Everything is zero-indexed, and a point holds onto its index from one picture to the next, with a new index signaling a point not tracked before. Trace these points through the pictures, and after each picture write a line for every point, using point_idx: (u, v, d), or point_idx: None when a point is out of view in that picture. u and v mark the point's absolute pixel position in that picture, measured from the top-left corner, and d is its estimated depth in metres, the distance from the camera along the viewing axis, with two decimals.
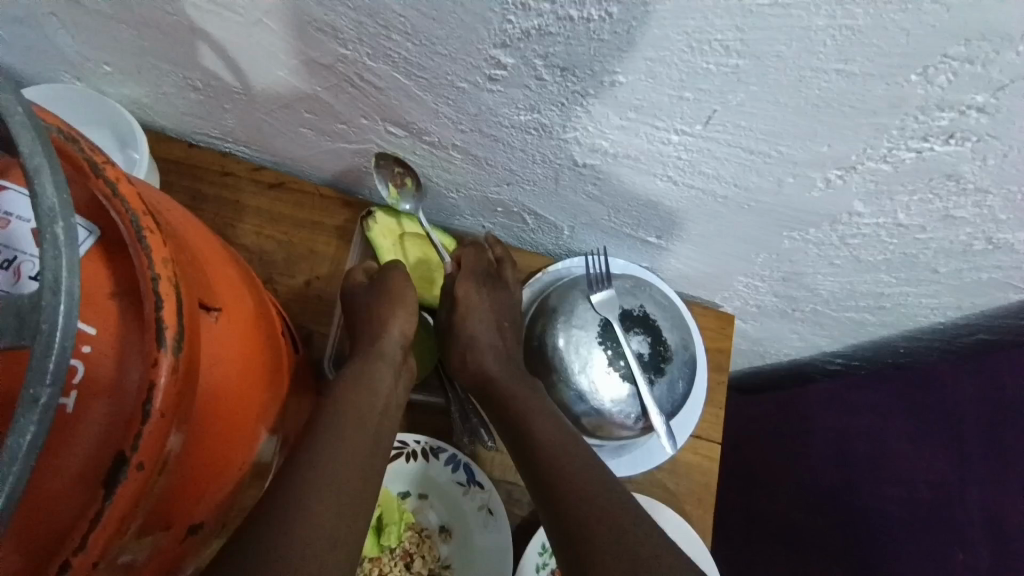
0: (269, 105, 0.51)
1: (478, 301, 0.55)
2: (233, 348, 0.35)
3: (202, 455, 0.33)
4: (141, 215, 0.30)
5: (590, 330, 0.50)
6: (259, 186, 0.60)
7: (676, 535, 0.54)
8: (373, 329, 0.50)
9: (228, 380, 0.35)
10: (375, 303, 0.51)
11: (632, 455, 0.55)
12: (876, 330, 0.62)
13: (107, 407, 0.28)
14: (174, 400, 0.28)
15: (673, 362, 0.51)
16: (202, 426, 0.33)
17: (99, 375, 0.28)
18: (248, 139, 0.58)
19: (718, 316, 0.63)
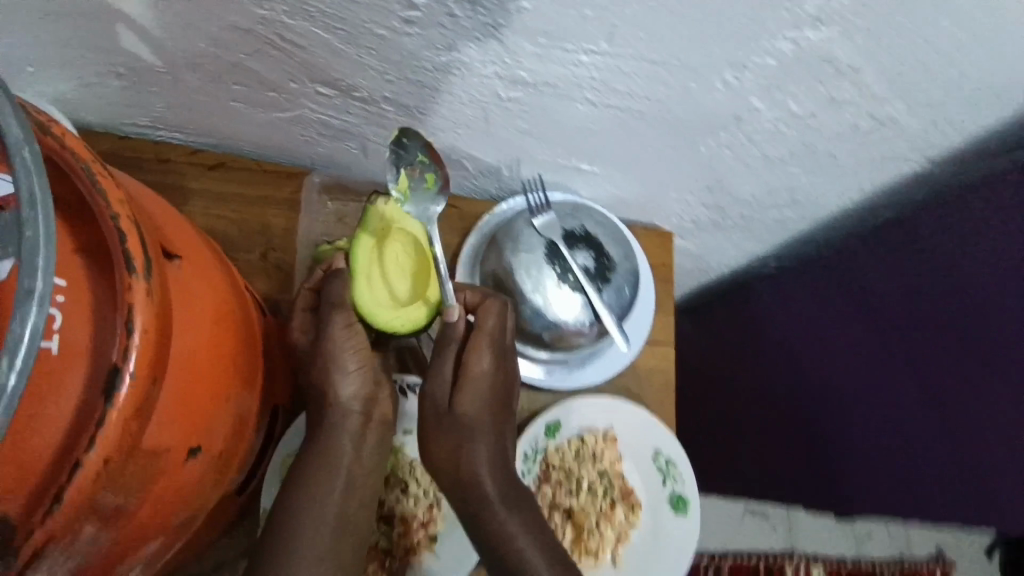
0: (198, 82, 0.52)
1: (473, 380, 0.50)
2: (203, 295, 0.36)
3: (188, 391, 0.34)
4: (90, 164, 0.30)
5: (537, 252, 0.52)
6: (199, 170, 0.61)
7: (641, 429, 0.58)
8: (337, 386, 0.50)
9: (204, 322, 0.36)
10: (333, 367, 0.49)
11: (595, 365, 0.59)
12: (799, 225, 0.67)
13: (90, 341, 0.28)
14: (153, 321, 0.29)
15: (618, 270, 0.54)
16: (186, 363, 0.34)
17: (76, 316, 0.28)
18: (182, 123, 0.58)
19: (659, 234, 0.69)
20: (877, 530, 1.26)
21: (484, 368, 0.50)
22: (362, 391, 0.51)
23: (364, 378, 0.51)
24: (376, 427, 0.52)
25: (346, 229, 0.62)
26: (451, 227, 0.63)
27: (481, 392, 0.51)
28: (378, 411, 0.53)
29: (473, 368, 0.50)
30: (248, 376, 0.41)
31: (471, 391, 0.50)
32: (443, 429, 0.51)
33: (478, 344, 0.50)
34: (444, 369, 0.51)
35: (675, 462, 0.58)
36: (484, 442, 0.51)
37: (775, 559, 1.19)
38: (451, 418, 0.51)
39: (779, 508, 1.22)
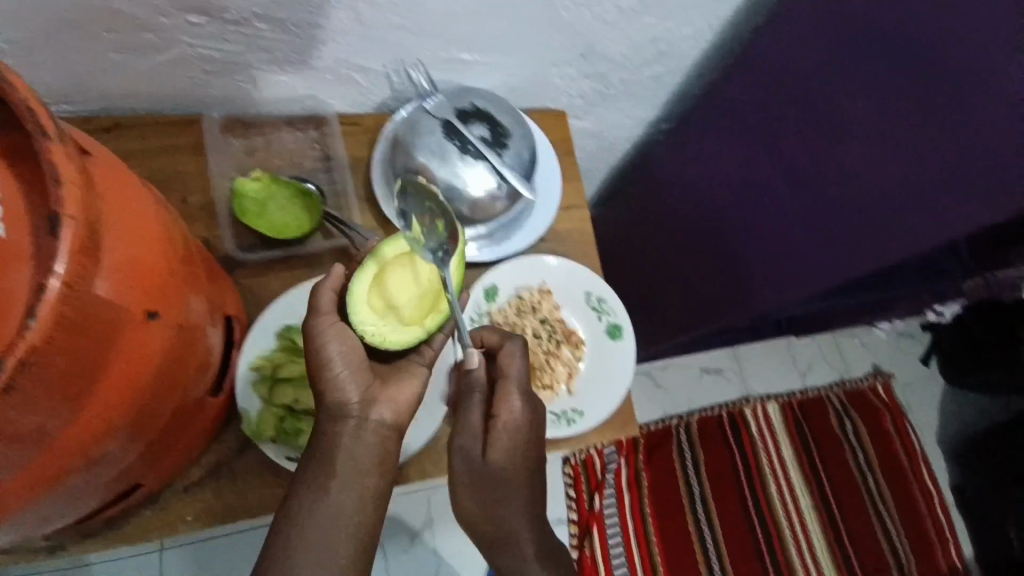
0: (58, 45, 0.49)
1: (501, 429, 0.53)
2: (136, 189, 0.38)
3: (143, 267, 0.35)
4: None
5: (435, 132, 0.58)
6: (95, 133, 0.59)
7: (569, 272, 0.67)
8: (335, 391, 0.47)
9: (145, 212, 0.38)
10: (322, 366, 0.46)
11: (519, 232, 0.66)
12: (672, 79, 0.75)
13: (27, 216, 0.31)
14: (77, 184, 0.31)
15: (513, 135, 0.60)
16: (136, 240, 0.35)
17: (10, 194, 0.31)
18: (49, 94, 0.54)
19: (555, 114, 0.74)
20: (816, 362, 1.41)
21: (515, 418, 0.53)
22: (361, 394, 0.48)
23: (355, 376, 0.47)
24: (376, 427, 0.48)
25: (258, 162, 0.64)
26: (359, 142, 0.66)
27: (510, 431, 0.53)
28: (379, 414, 0.48)
29: (505, 416, 0.53)
30: (195, 314, 0.41)
31: (500, 435, 0.53)
32: (473, 464, 0.54)
33: (507, 379, 0.53)
34: (473, 410, 0.54)
35: (605, 299, 0.67)
36: (508, 460, 0.53)
37: (735, 405, 1.32)
38: (484, 464, 0.53)
39: (726, 361, 1.36)
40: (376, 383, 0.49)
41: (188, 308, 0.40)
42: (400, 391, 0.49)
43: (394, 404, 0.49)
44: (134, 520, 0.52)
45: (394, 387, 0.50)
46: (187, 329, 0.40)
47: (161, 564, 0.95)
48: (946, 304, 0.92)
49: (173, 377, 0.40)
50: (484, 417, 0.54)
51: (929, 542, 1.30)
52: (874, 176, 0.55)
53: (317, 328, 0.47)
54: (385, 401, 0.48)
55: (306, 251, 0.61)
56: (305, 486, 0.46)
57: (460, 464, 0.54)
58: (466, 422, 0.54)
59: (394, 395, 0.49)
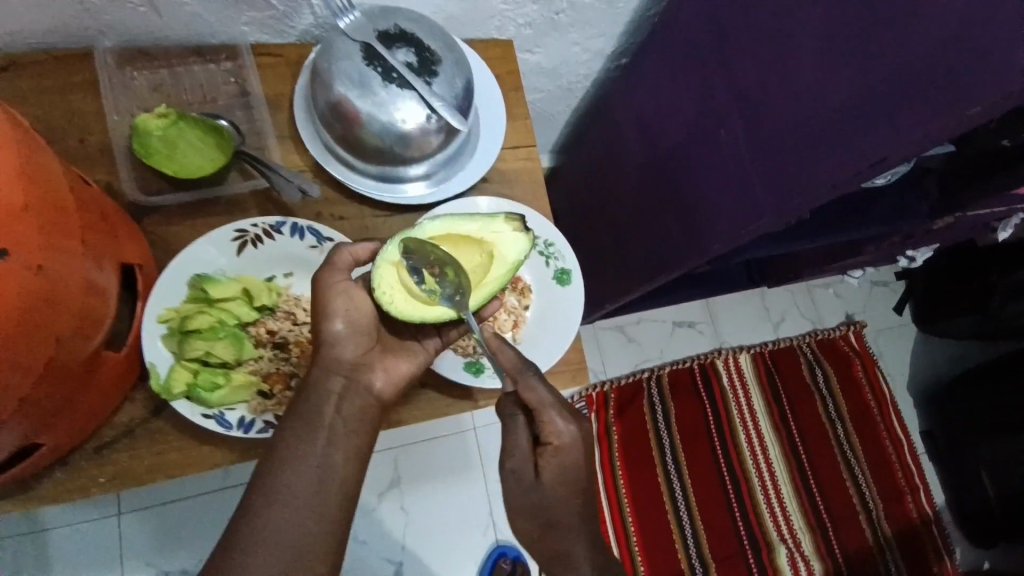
0: None
1: (553, 451, 0.53)
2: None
3: None
4: None
5: (353, 57, 0.52)
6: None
7: (512, 213, 0.62)
8: (333, 349, 0.50)
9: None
10: (327, 323, 0.49)
11: (460, 175, 0.62)
12: (628, 5, 0.69)
13: None
14: None
15: (444, 62, 0.54)
16: None
17: None
18: None
19: (501, 44, 0.68)
20: (790, 312, 1.40)
21: (564, 441, 0.52)
22: (355, 357, 0.51)
23: (357, 339, 0.50)
24: (364, 390, 0.50)
25: (165, 98, 0.58)
26: (278, 74, 0.59)
27: (559, 456, 0.53)
28: (369, 378, 0.51)
29: (554, 438, 0.52)
30: (63, 264, 0.38)
31: (550, 457, 0.53)
32: (531, 489, 0.53)
33: (540, 408, 0.52)
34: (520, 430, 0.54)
35: (553, 243, 0.64)
36: (560, 487, 0.53)
37: (707, 357, 1.31)
38: (538, 486, 0.53)
39: (698, 313, 1.35)
40: (375, 351, 0.52)
41: (57, 258, 0.37)
42: (396, 362, 0.53)
43: (388, 373, 0.52)
44: (44, 484, 0.49)
45: (390, 357, 0.53)
46: (57, 280, 0.37)
47: (120, 529, 0.94)
48: (914, 246, 0.90)
49: (48, 331, 0.37)
50: (531, 439, 0.54)
51: (895, 486, 1.32)
52: (817, 99, 0.50)
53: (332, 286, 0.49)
54: (381, 369, 0.52)
55: (225, 193, 0.56)
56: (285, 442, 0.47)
57: (515, 491, 0.54)
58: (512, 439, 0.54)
59: (389, 365, 0.53)
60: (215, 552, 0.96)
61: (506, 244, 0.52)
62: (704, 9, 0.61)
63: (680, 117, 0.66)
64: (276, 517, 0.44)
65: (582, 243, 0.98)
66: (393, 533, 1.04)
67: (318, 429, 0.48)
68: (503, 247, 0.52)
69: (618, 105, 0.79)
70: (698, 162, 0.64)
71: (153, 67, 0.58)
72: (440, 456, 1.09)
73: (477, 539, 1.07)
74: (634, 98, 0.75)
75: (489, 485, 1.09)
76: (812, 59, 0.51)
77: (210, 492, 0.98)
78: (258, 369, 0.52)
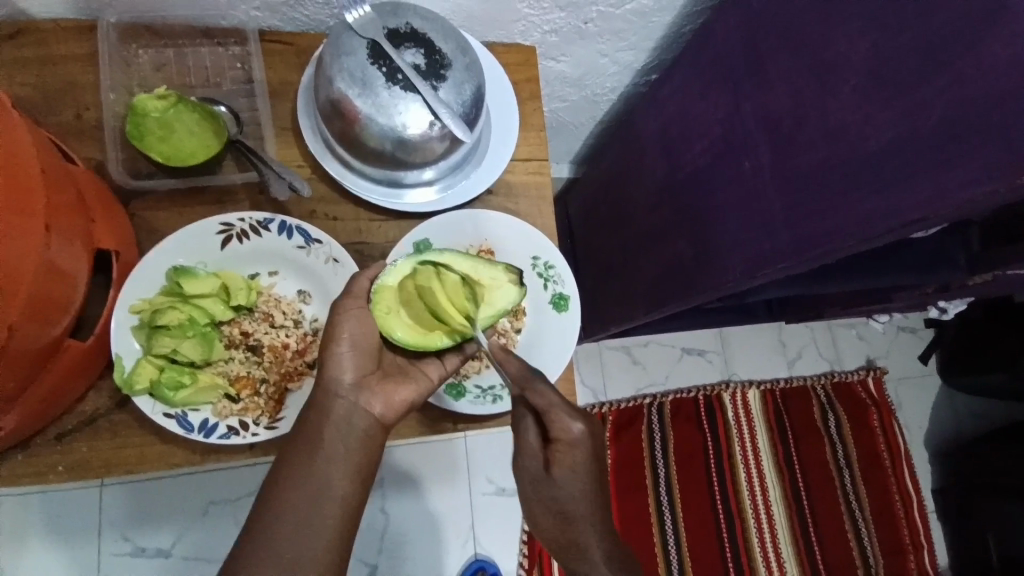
0: None
1: (568, 447, 0.48)
2: None
3: None
4: None
5: (358, 54, 0.49)
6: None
7: (511, 229, 0.60)
8: (333, 370, 0.48)
9: None
10: (331, 343, 0.48)
11: (464, 184, 0.59)
12: (662, 19, 0.65)
13: None
14: None
15: (454, 66, 0.51)
16: None
17: None
18: None
19: (524, 50, 0.65)
20: (807, 350, 1.34)
21: (577, 438, 0.48)
22: (356, 377, 0.48)
23: (359, 361, 0.49)
24: (364, 412, 0.48)
25: (168, 78, 0.56)
26: (286, 63, 0.57)
27: (575, 450, 0.48)
28: (371, 402, 0.48)
29: (566, 436, 0.48)
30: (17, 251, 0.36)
31: (567, 453, 0.48)
32: (543, 484, 0.49)
33: (552, 409, 0.47)
34: (529, 430, 0.49)
35: (553, 266, 0.61)
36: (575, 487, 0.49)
37: (713, 389, 1.25)
38: (554, 483, 0.49)
39: (710, 341, 1.29)
40: (375, 375, 0.50)
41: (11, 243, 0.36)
42: (395, 388, 0.50)
43: (386, 398, 0.49)
44: (2, 466, 0.48)
45: (390, 381, 0.50)
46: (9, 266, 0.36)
47: (100, 500, 0.94)
48: (947, 299, 0.83)
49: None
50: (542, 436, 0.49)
51: (899, 544, 1.25)
52: (852, 141, 0.46)
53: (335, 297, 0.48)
54: (379, 395, 0.49)
55: (217, 182, 0.55)
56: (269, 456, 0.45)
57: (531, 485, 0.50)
58: (521, 439, 0.49)
59: (388, 391, 0.50)
60: (187, 534, 0.96)
61: (501, 290, 0.49)
62: (741, 31, 0.56)
63: (704, 145, 0.62)
64: (282, 527, 0.43)
65: (591, 260, 0.94)
66: (371, 533, 1.03)
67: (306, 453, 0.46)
68: (497, 291, 0.49)
69: (642, 121, 0.75)
70: (719, 194, 0.60)
71: (160, 45, 0.57)
72: (427, 461, 1.06)
73: (455, 550, 1.05)
74: (659, 119, 0.70)
75: (473, 496, 1.07)
76: (851, 97, 0.46)
77: (192, 475, 0.97)
78: (225, 372, 0.52)
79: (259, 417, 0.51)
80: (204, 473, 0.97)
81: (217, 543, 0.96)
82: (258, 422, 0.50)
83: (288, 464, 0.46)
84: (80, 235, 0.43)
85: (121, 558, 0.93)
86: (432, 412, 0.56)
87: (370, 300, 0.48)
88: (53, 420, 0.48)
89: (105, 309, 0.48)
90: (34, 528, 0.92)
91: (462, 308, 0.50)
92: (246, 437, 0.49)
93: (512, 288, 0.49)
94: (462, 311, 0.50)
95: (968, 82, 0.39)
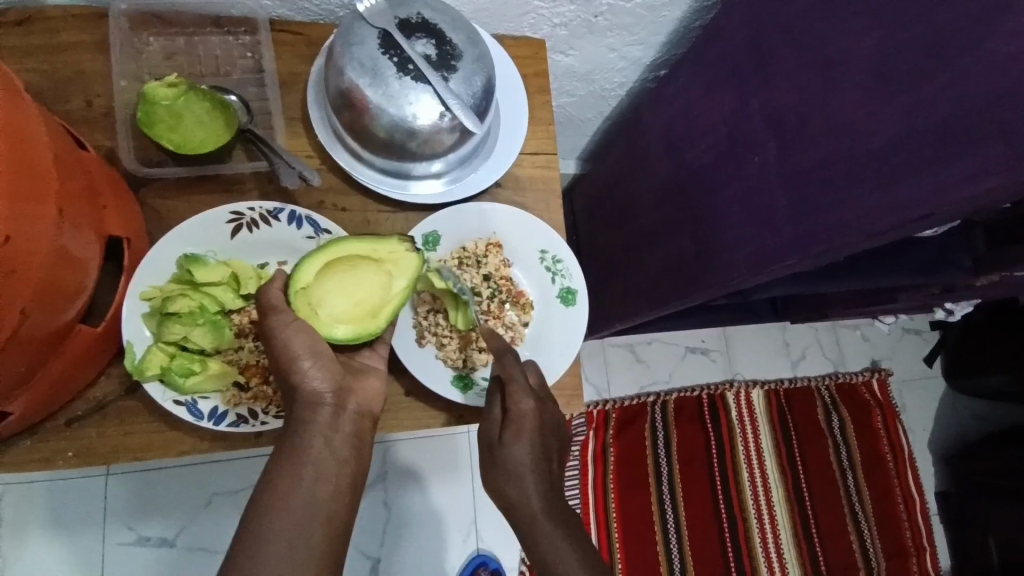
0: None
1: (518, 424, 0.50)
2: None
3: None
4: None
5: (369, 43, 0.49)
6: (7, 27, 0.53)
7: (520, 223, 0.60)
8: (305, 384, 0.46)
9: None
10: (292, 360, 0.45)
11: (471, 178, 0.59)
12: (672, 15, 0.65)
13: None
14: None
15: (464, 58, 0.50)
16: None
17: None
18: None
19: (532, 44, 0.65)
20: (811, 351, 1.33)
21: (529, 417, 0.50)
22: (333, 382, 0.47)
23: (329, 366, 0.47)
24: (351, 415, 0.47)
25: (178, 67, 0.56)
26: (296, 54, 0.57)
27: (525, 432, 0.50)
28: (356, 402, 0.47)
29: (522, 410, 0.50)
30: (31, 231, 0.36)
31: (517, 428, 0.50)
32: (495, 454, 0.50)
33: (514, 379, 0.51)
34: (495, 404, 0.52)
35: (561, 260, 0.61)
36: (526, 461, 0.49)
37: (717, 388, 1.25)
38: (503, 453, 0.50)
39: (715, 341, 1.29)
40: (342, 371, 0.48)
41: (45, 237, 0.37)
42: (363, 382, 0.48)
43: (359, 395, 0.48)
44: (10, 452, 0.48)
45: (358, 378, 0.49)
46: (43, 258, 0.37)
47: (105, 490, 0.95)
48: (952, 299, 0.83)
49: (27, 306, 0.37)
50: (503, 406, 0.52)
51: (901, 546, 1.25)
52: (866, 136, 0.45)
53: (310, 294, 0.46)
54: (359, 393, 0.48)
55: (227, 172, 0.55)
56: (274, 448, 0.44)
57: (484, 453, 0.51)
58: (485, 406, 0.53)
59: (358, 386, 0.48)
60: (189, 525, 0.96)
61: (403, 261, 0.49)
62: (752, 26, 0.56)
63: (712, 141, 0.62)
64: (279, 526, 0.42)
65: (594, 255, 0.95)
66: (374, 528, 1.03)
67: (292, 447, 0.45)
68: (401, 262, 0.49)
69: (649, 118, 0.75)
70: (727, 191, 0.60)
71: (170, 34, 0.57)
72: (429, 456, 1.07)
73: (457, 545, 1.05)
74: (667, 115, 0.70)
75: (475, 491, 1.07)
76: (863, 91, 0.46)
77: (196, 466, 0.97)
78: (236, 360, 0.52)
79: (268, 406, 0.51)
80: (209, 463, 0.98)
81: (222, 534, 0.96)
82: (266, 411, 0.51)
83: (285, 454, 0.44)
84: (93, 222, 0.43)
85: (125, 548, 0.94)
86: (438, 404, 0.56)
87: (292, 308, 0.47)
88: (63, 405, 0.49)
89: (117, 295, 0.49)
90: (39, 517, 0.92)
91: (376, 291, 0.50)
92: (254, 426, 0.50)
93: (413, 255, 0.50)
94: (377, 294, 0.50)
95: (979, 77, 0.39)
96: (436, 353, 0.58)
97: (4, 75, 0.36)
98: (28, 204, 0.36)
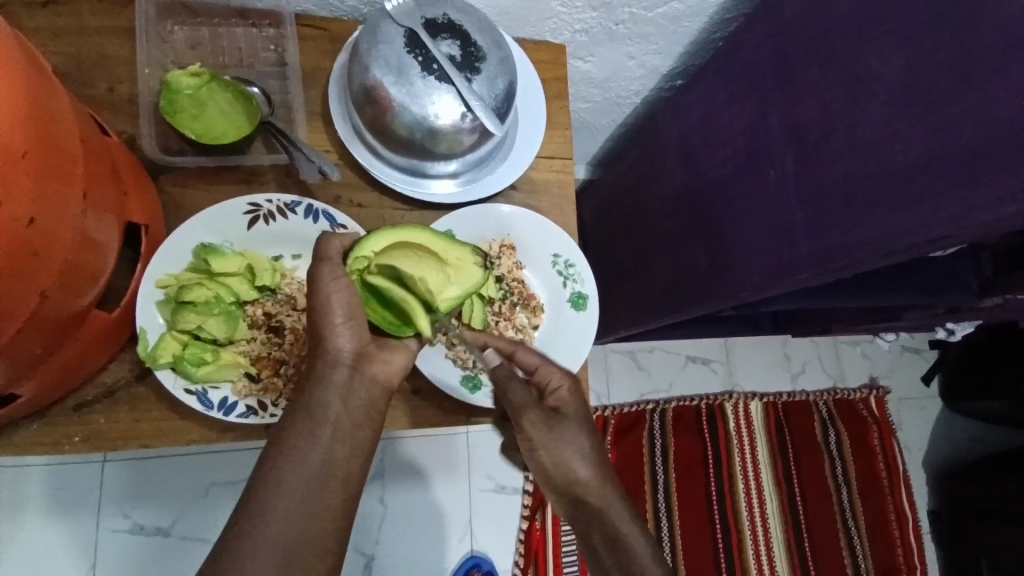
0: None
1: (562, 397, 0.52)
2: (29, 75, 0.34)
3: (27, 172, 0.33)
4: None
5: (395, 41, 0.49)
6: (32, 8, 0.53)
7: (533, 228, 0.61)
8: (330, 340, 0.45)
9: (35, 110, 0.34)
10: (323, 314, 0.45)
11: (486, 180, 0.59)
12: (693, 24, 0.65)
13: None
14: None
15: (488, 61, 0.51)
16: (23, 142, 0.32)
17: None
18: None
19: (553, 48, 0.65)
20: (811, 365, 1.34)
21: (568, 389, 0.53)
22: (356, 349, 0.46)
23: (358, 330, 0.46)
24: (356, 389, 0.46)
25: (202, 57, 0.57)
26: (319, 49, 0.57)
27: (570, 401, 0.52)
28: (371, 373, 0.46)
29: (557, 387, 0.52)
30: (57, 210, 0.36)
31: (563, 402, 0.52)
32: (554, 429, 0.51)
33: (539, 365, 0.53)
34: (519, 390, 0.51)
35: (573, 264, 0.61)
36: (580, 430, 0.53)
37: (716, 399, 1.26)
38: (561, 424, 0.52)
39: (716, 351, 1.29)
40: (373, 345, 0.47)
41: (70, 220, 0.37)
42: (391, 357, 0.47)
43: (388, 369, 0.47)
44: (17, 433, 0.48)
45: (387, 350, 0.48)
46: (66, 241, 0.37)
47: (102, 476, 0.94)
48: (954, 321, 0.83)
49: (49, 287, 0.37)
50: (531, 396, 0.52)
51: (893, 563, 1.25)
52: (889, 156, 0.46)
53: (318, 274, 0.44)
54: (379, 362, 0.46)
55: (244, 164, 0.55)
56: (293, 439, 0.43)
57: (537, 432, 0.51)
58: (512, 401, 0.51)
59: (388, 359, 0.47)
60: (184, 515, 0.96)
61: (466, 273, 0.51)
62: (774, 39, 0.56)
63: (730, 153, 0.62)
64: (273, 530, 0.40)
65: (602, 261, 0.95)
66: (370, 524, 1.03)
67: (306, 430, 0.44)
68: (463, 274, 0.51)
69: (664, 128, 0.75)
70: (741, 204, 0.60)
71: (194, 23, 0.57)
72: (429, 454, 1.07)
73: (453, 546, 1.05)
74: (683, 123, 0.70)
75: (472, 492, 1.07)
76: (887, 110, 0.46)
77: (195, 454, 0.97)
78: (247, 351, 0.52)
79: (277, 398, 0.51)
80: (207, 454, 0.97)
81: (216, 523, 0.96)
82: (276, 403, 0.51)
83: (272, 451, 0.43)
84: (114, 206, 0.43)
85: (119, 535, 0.93)
86: (448, 403, 0.56)
87: (347, 266, 0.46)
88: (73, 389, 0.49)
89: (133, 281, 0.49)
90: (33, 502, 0.92)
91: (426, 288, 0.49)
92: (264, 417, 0.50)
93: (477, 270, 0.51)
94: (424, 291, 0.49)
95: (1006, 101, 0.39)
96: (446, 352, 0.57)
97: (32, 53, 0.36)
98: (60, 184, 0.36)
